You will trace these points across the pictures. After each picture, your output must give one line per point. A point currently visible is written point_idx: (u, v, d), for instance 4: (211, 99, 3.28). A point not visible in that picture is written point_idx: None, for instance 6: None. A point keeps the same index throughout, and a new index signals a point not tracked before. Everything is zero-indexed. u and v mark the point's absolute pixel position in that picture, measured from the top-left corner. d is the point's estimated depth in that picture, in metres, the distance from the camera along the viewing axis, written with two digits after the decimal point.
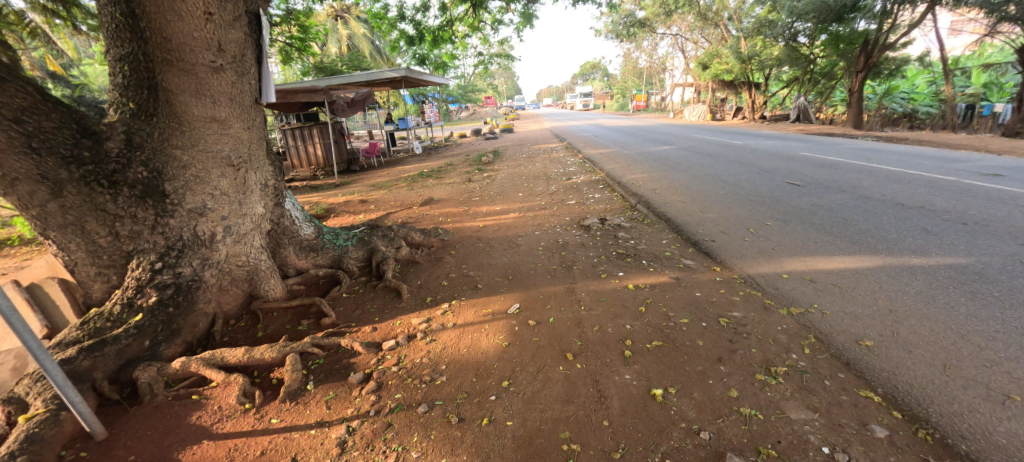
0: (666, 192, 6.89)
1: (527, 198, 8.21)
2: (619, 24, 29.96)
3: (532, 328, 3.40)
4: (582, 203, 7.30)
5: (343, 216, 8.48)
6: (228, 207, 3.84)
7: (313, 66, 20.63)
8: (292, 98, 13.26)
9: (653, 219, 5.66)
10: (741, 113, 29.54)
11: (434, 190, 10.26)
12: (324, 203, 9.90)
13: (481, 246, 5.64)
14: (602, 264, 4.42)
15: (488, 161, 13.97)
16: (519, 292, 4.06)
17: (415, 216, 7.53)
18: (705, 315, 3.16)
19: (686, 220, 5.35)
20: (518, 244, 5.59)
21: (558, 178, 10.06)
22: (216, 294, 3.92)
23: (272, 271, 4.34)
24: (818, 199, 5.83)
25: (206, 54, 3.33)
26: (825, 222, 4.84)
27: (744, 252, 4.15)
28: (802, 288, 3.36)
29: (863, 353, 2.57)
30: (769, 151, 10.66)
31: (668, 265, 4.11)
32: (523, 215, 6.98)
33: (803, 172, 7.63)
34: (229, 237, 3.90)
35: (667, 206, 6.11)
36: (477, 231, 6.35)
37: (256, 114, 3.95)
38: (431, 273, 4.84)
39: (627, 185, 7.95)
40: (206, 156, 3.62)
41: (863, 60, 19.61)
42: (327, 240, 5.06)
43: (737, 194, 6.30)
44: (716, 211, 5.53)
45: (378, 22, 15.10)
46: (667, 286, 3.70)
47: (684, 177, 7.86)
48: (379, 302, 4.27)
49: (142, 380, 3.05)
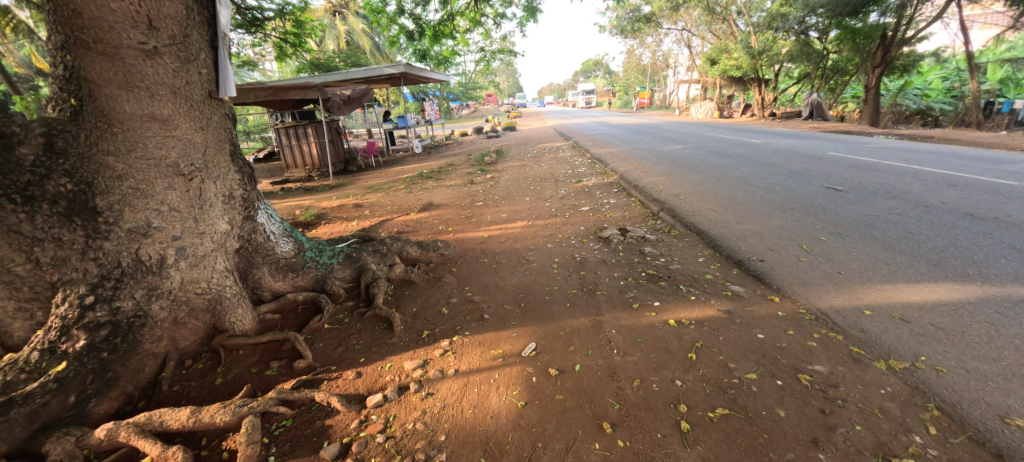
0: (691, 197, 6.18)
1: (535, 203, 7.51)
2: (623, 19, 29.20)
3: (554, 379, 2.71)
4: (596, 210, 6.59)
5: (334, 223, 7.79)
6: (180, 224, 3.15)
7: (309, 63, 19.93)
8: (284, 95, 12.59)
9: (682, 231, 4.97)
10: (749, 111, 28.82)
11: (434, 193, 9.56)
12: (315, 209, 9.23)
13: (487, 262, 4.95)
14: (631, 290, 3.72)
15: (490, 161, 13.27)
16: (533, 325, 3.37)
17: (412, 224, 6.85)
18: (776, 367, 2.47)
19: (723, 233, 4.64)
20: (528, 260, 4.89)
21: (566, 180, 9.35)
22: (169, 329, 3.25)
23: (240, 298, 3.67)
24: (869, 207, 5.12)
25: (133, 32, 2.74)
26: (889, 236, 4.14)
27: (805, 277, 3.44)
28: (896, 331, 2.66)
29: (1017, 439, 1.90)
30: (793, 151, 9.93)
31: (712, 294, 3.42)
32: (532, 224, 6.28)
33: (839, 174, 6.93)
34: (184, 260, 3.24)
35: (696, 214, 5.39)
36: (481, 243, 5.63)
37: (215, 112, 3.30)
38: (429, 298, 4.14)
39: (645, 188, 7.25)
40: (147, 164, 2.94)
41: (881, 55, 18.70)
42: (308, 257, 4.35)
43: (774, 201, 5.60)
44: (755, 222, 4.82)
45: (377, 17, 14.44)
46: (718, 323, 3.00)
47: (708, 180, 7.14)
48: (367, 336, 3.57)
49: (54, 456, 2.41)
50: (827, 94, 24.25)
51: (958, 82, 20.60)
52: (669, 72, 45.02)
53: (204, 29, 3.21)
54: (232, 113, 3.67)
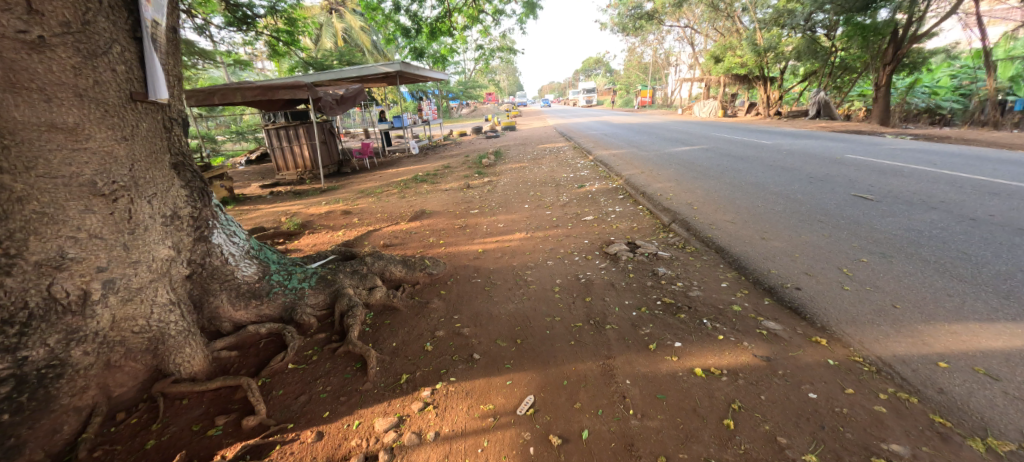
0: (705, 206, 5.66)
1: (534, 211, 6.96)
2: (625, 16, 28.62)
3: (557, 451, 2.18)
4: (601, 220, 6.04)
5: (319, 233, 7.24)
6: (105, 253, 2.62)
7: (303, 62, 19.38)
8: (273, 96, 12.04)
9: (699, 248, 4.44)
10: (753, 109, 28.23)
11: (427, 199, 9.02)
12: (301, 216, 8.70)
13: (480, 283, 4.40)
14: (645, 324, 3.18)
15: (488, 163, 12.74)
16: (532, 370, 2.85)
17: (401, 235, 6.31)
18: (841, 446, 1.95)
19: (747, 250, 4.12)
20: (526, 280, 4.36)
21: (568, 185, 8.80)
22: (98, 375, 2.72)
23: (188, 335, 3.14)
24: (907, 220, 4.59)
25: (8, 18, 2.17)
26: (940, 258, 3.62)
27: (855, 313, 2.91)
28: (986, 394, 2.15)
29: None
30: (809, 153, 9.37)
31: (744, 333, 2.88)
32: (531, 236, 5.74)
33: (865, 180, 6.39)
34: (113, 294, 2.70)
35: (713, 227, 4.85)
36: (474, 259, 5.08)
37: (140, 116, 2.78)
38: (412, 330, 3.59)
39: (653, 196, 6.71)
40: (54, 184, 2.41)
41: (892, 53, 18.07)
42: (274, 281, 3.80)
43: (799, 212, 5.07)
44: (782, 238, 4.29)
45: (372, 15, 13.96)
46: (756, 374, 2.46)
47: (721, 187, 6.60)
48: (336, 380, 3.03)
49: None
50: (834, 93, 23.71)
51: (968, 79, 20.04)
52: (671, 70, 44.48)
53: (119, 15, 2.64)
54: (171, 116, 3.13)
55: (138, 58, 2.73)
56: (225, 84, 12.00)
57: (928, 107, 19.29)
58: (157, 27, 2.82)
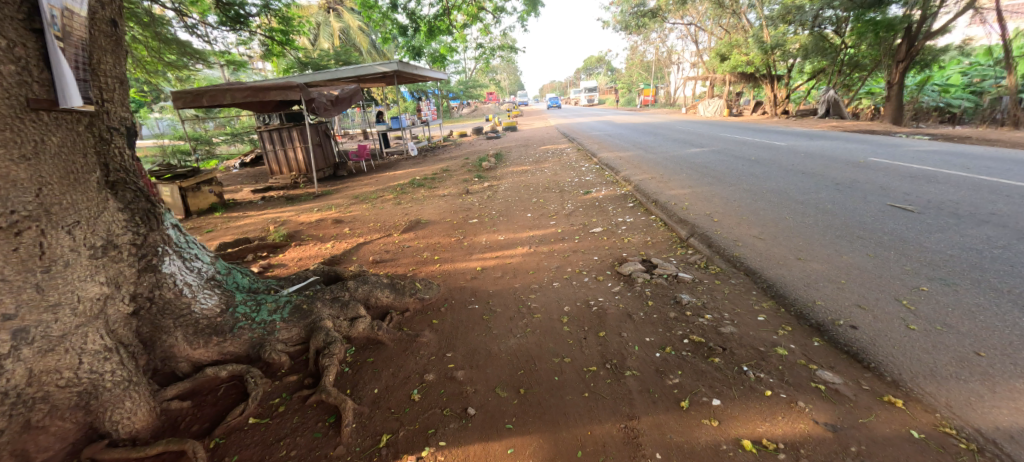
0: (727, 218, 5.15)
1: (538, 221, 6.44)
2: (627, 14, 28.10)
3: None
4: (610, 233, 5.53)
5: (307, 244, 6.72)
6: (10, 298, 2.11)
7: (299, 62, 18.91)
8: (264, 97, 11.56)
9: (727, 269, 3.94)
10: (759, 108, 27.68)
11: (424, 205, 8.51)
12: (290, 225, 8.20)
13: (477, 311, 3.88)
14: (674, 371, 2.66)
15: (488, 166, 12.22)
16: (541, 434, 2.34)
17: (392, 248, 5.80)
18: None
19: (782, 273, 3.62)
20: (529, 307, 3.84)
21: (573, 190, 8.27)
22: (12, 442, 2.19)
23: (128, 386, 2.63)
24: (960, 236, 4.08)
25: None
26: (1014, 286, 3.11)
27: (931, 363, 2.41)
28: None
29: None
30: (828, 156, 8.86)
31: (797, 388, 2.37)
32: (534, 251, 5.23)
33: (898, 188, 5.88)
34: (28, 346, 2.20)
35: (739, 244, 4.34)
36: (472, 280, 4.56)
37: (47, 128, 2.26)
38: (397, 371, 3.08)
39: (666, 204, 6.20)
40: None
41: (905, 50, 17.48)
42: (239, 314, 3.28)
43: (833, 226, 4.57)
44: (820, 259, 3.78)
45: (368, 13, 13.53)
46: (825, 451, 1.96)
47: (741, 195, 6.09)
48: (304, 441, 2.53)
49: None
50: (842, 91, 23.15)
51: (978, 77, 19.42)
52: (673, 68, 43.92)
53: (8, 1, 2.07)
54: (98, 126, 2.65)
55: (39, 55, 2.17)
56: (214, 85, 11.54)
57: (938, 105, 18.73)
58: (73, 16, 2.28)
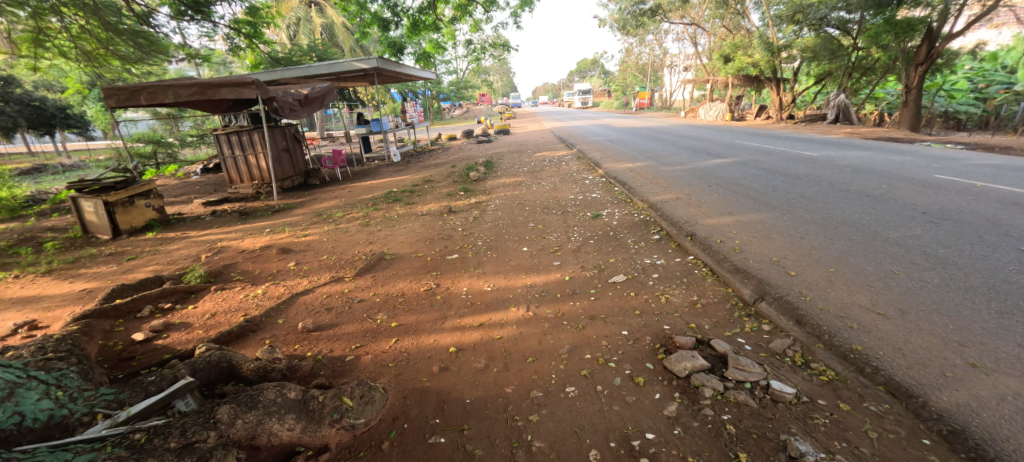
0: (808, 270, 3.66)
1: (537, 261, 4.91)
2: (625, 13, 26.64)
3: None
4: (638, 284, 3.99)
5: (232, 288, 5.06)
6: None
7: (271, 58, 17.25)
8: (214, 94, 9.83)
9: (856, 379, 2.42)
10: (763, 112, 26.26)
11: (394, 230, 6.93)
12: (226, 254, 6.55)
13: (444, 450, 2.33)
14: None
15: (476, 176, 10.70)
16: None
17: (337, 303, 4.21)
18: None
19: (965, 402, 2.17)
20: (530, 449, 2.27)
21: (578, 212, 6.75)
22: None
23: None
24: None
25: None
26: None
27: None
28: None
29: None
30: (879, 170, 7.46)
31: None
32: (535, 315, 3.65)
33: (1012, 222, 4.47)
34: None
35: (852, 325, 2.85)
36: (440, 373, 2.98)
37: None
38: None
39: (708, 240, 4.69)
40: None
41: (925, 51, 15.91)
42: None
43: (976, 291, 3.12)
44: (1013, 370, 2.32)
45: (343, 4, 12.14)
46: None
47: (808, 229, 4.61)
48: None
49: None
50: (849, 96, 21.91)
51: (984, 82, 17.71)
52: (667, 71, 42.61)
53: None
54: None
55: None
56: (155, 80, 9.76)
57: (946, 111, 17.52)
58: None
